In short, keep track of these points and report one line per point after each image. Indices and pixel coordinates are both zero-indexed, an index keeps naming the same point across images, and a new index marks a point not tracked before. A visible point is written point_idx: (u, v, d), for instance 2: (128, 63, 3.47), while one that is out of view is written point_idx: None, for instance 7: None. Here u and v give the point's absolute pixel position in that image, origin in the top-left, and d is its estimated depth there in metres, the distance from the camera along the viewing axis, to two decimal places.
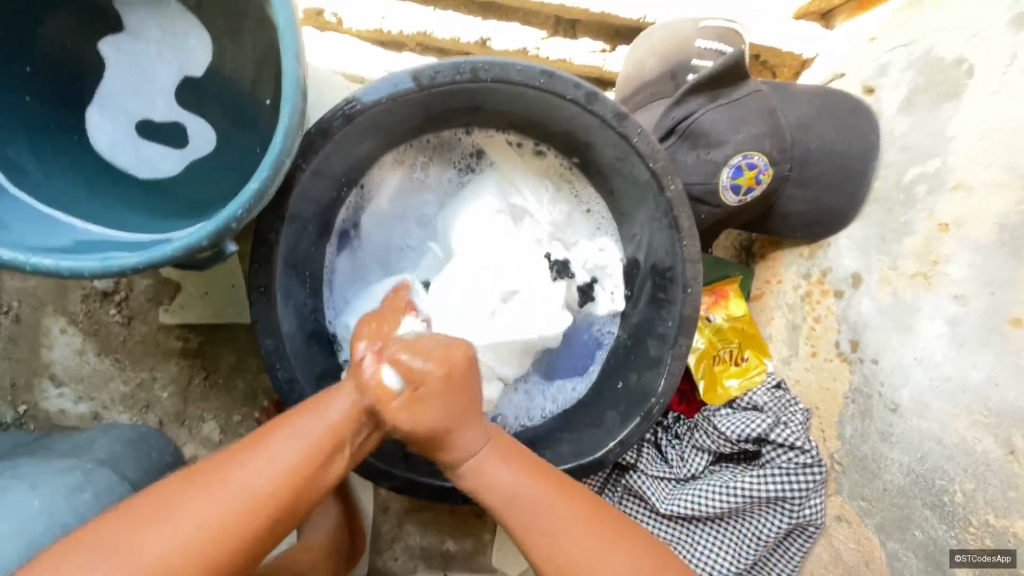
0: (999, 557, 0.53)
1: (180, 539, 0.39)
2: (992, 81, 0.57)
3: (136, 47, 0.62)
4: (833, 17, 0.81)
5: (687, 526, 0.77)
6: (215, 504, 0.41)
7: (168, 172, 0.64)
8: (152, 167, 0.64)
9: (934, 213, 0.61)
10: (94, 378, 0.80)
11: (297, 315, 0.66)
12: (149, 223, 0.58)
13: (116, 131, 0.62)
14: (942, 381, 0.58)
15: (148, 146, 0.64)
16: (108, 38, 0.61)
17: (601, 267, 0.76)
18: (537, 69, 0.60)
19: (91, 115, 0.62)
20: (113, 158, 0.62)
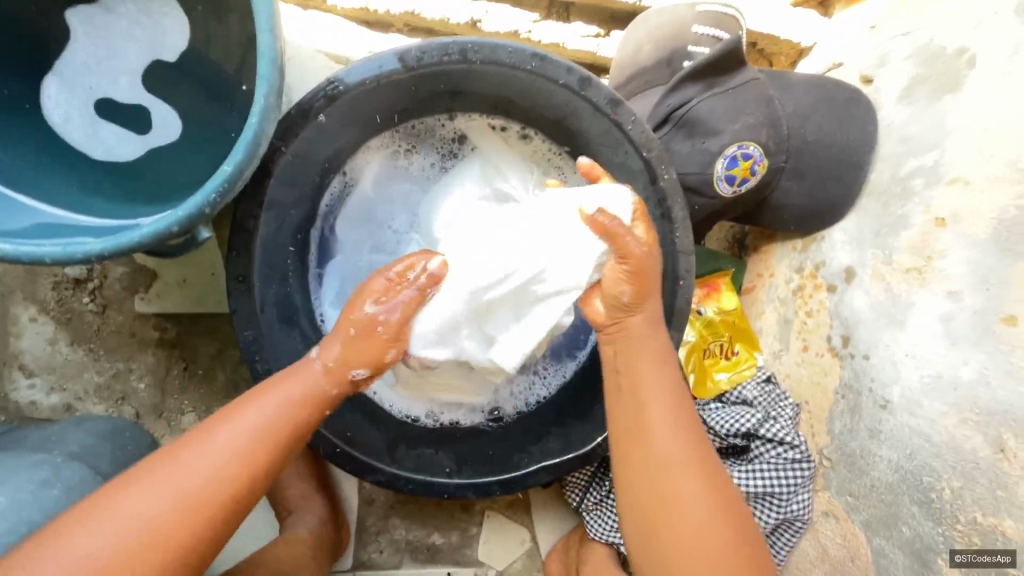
0: (999, 556, 0.51)
1: (141, 518, 0.43)
2: (994, 72, 0.56)
3: (107, 21, 0.59)
4: (832, 5, 0.79)
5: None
6: (162, 492, 0.44)
7: (133, 155, 0.61)
8: (107, 149, 0.60)
9: (931, 207, 0.60)
10: (66, 369, 0.77)
11: (278, 305, 0.64)
12: (111, 209, 0.55)
13: (75, 109, 0.59)
14: (933, 378, 0.58)
15: (111, 125, 0.60)
16: (75, 10, 0.58)
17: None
18: (528, 52, 0.58)
19: (48, 87, 0.58)
20: (67, 135, 0.58)
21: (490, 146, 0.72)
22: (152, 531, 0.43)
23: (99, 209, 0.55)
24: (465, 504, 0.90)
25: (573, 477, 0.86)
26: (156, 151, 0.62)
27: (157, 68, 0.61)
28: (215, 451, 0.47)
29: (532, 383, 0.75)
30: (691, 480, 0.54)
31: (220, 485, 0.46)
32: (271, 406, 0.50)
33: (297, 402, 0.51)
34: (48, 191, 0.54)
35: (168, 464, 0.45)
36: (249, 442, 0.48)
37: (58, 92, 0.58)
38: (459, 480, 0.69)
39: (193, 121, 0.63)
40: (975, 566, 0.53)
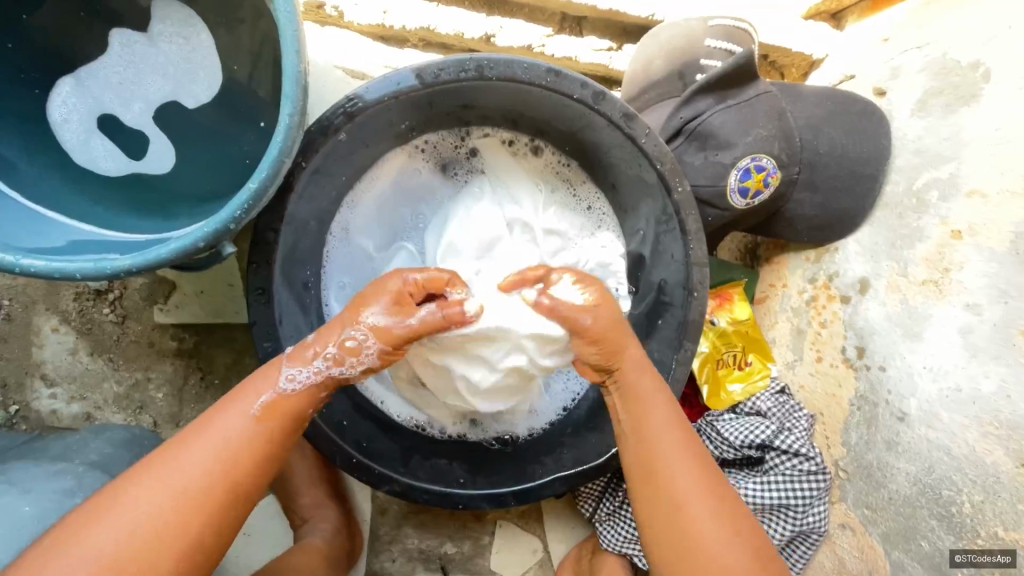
0: (1000, 558, 0.53)
1: (115, 540, 0.42)
2: (1008, 85, 0.55)
3: (135, 40, 0.60)
4: (843, 17, 0.79)
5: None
6: (151, 500, 0.44)
7: (118, 170, 0.60)
8: (89, 159, 0.58)
9: (946, 219, 0.60)
10: (86, 378, 0.78)
11: (297, 315, 0.65)
12: (137, 222, 0.56)
13: (83, 123, 0.59)
14: (951, 391, 0.57)
15: (119, 140, 0.60)
16: (119, 30, 0.60)
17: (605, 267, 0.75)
18: (544, 67, 0.59)
19: (63, 87, 0.58)
20: (58, 137, 0.58)
21: (499, 162, 0.74)
22: (116, 558, 0.42)
23: (125, 222, 0.56)
24: (478, 513, 0.90)
25: (586, 487, 0.87)
26: (180, 164, 0.62)
27: (182, 81, 0.61)
28: (177, 480, 0.45)
29: (564, 386, 0.76)
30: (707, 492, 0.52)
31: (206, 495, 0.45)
32: (239, 420, 0.48)
33: (262, 422, 0.49)
34: (76, 205, 0.55)
35: (128, 490, 0.44)
36: (223, 454, 0.47)
37: (85, 106, 0.59)
38: (473, 490, 0.69)
39: (214, 134, 0.63)
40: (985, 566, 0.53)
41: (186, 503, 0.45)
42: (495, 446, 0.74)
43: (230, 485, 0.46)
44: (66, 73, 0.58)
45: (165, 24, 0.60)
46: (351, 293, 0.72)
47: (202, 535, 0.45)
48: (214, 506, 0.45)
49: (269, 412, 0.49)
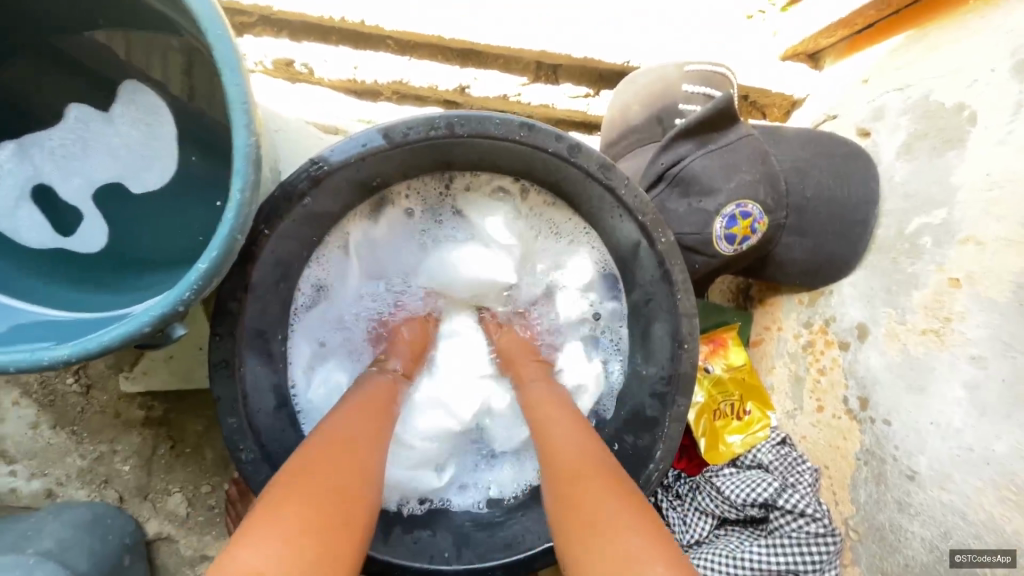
0: (999, 556, 0.50)
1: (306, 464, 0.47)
2: (997, 129, 0.52)
3: (89, 116, 0.55)
4: (821, 58, 0.77)
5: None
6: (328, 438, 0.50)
7: (46, 244, 0.53)
8: (15, 227, 0.52)
9: (943, 266, 0.57)
10: (47, 454, 0.74)
11: (266, 386, 0.62)
12: (74, 297, 0.51)
13: (13, 187, 0.52)
14: (963, 451, 0.54)
15: (58, 211, 0.54)
16: (77, 103, 0.55)
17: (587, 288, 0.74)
18: (516, 121, 0.57)
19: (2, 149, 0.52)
20: None
21: (483, 205, 0.71)
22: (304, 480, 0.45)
23: (58, 298, 0.50)
24: None
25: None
26: (134, 242, 0.57)
27: (138, 161, 0.56)
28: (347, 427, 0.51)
29: None
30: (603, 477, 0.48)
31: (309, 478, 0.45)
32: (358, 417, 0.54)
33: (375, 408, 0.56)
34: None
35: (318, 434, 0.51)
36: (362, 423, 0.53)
37: (23, 176, 0.53)
38: (457, 566, 0.63)
39: (172, 209, 0.58)
40: (974, 566, 0.51)
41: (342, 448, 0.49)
42: (483, 508, 0.72)
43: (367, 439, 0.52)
44: (10, 139, 0.53)
45: (128, 105, 0.56)
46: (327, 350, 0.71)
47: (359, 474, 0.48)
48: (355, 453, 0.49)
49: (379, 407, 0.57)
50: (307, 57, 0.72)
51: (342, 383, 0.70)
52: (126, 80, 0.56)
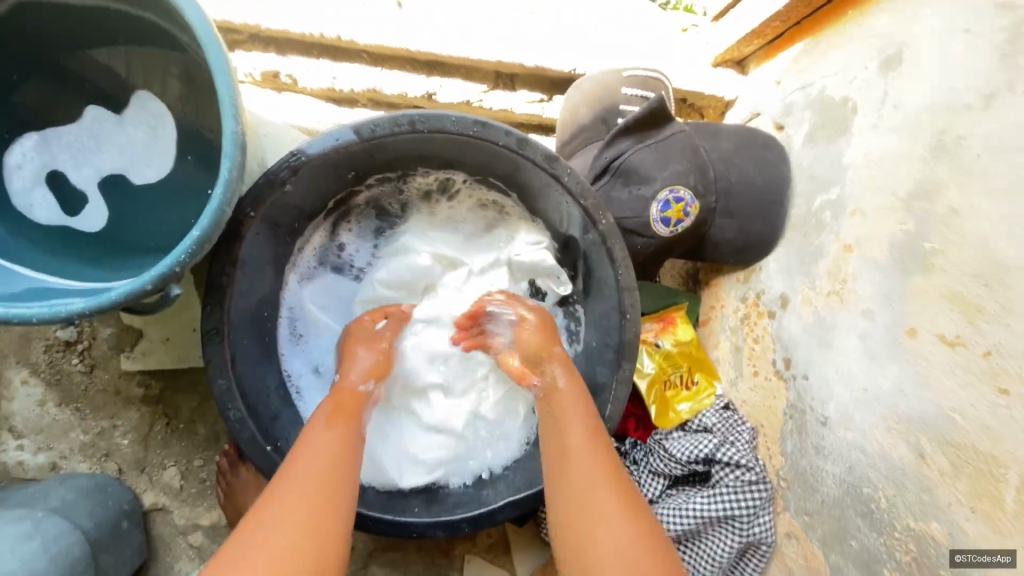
0: (999, 557, 0.46)
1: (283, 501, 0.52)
2: (871, 116, 0.62)
3: (105, 117, 0.63)
4: (746, 64, 0.87)
5: None
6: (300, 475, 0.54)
7: (57, 222, 0.61)
8: (33, 204, 0.61)
9: (840, 234, 0.66)
10: (52, 429, 0.81)
11: (252, 356, 0.70)
12: (87, 271, 0.59)
13: (32, 169, 0.61)
14: (860, 392, 0.62)
15: (67, 194, 0.62)
16: (94, 107, 0.63)
17: (533, 272, 0.81)
18: (470, 119, 0.66)
19: (28, 138, 0.61)
20: (5, 177, 0.60)
21: (423, 211, 0.81)
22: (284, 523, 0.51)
23: (71, 272, 0.59)
24: (446, 550, 0.96)
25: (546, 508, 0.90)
26: (134, 225, 0.64)
27: (139, 157, 0.64)
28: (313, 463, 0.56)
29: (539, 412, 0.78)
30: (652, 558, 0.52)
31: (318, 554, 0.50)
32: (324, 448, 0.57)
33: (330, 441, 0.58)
34: (16, 257, 0.58)
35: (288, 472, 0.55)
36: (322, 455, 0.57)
37: (41, 163, 0.61)
38: (427, 517, 0.71)
39: (167, 198, 0.65)
40: (974, 567, 0.48)
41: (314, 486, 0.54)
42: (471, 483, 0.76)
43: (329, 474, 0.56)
44: (35, 131, 0.61)
45: (140, 111, 0.64)
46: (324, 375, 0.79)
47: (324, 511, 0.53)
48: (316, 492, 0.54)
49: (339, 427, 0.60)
50: (291, 69, 0.81)
51: None
52: (138, 91, 0.63)
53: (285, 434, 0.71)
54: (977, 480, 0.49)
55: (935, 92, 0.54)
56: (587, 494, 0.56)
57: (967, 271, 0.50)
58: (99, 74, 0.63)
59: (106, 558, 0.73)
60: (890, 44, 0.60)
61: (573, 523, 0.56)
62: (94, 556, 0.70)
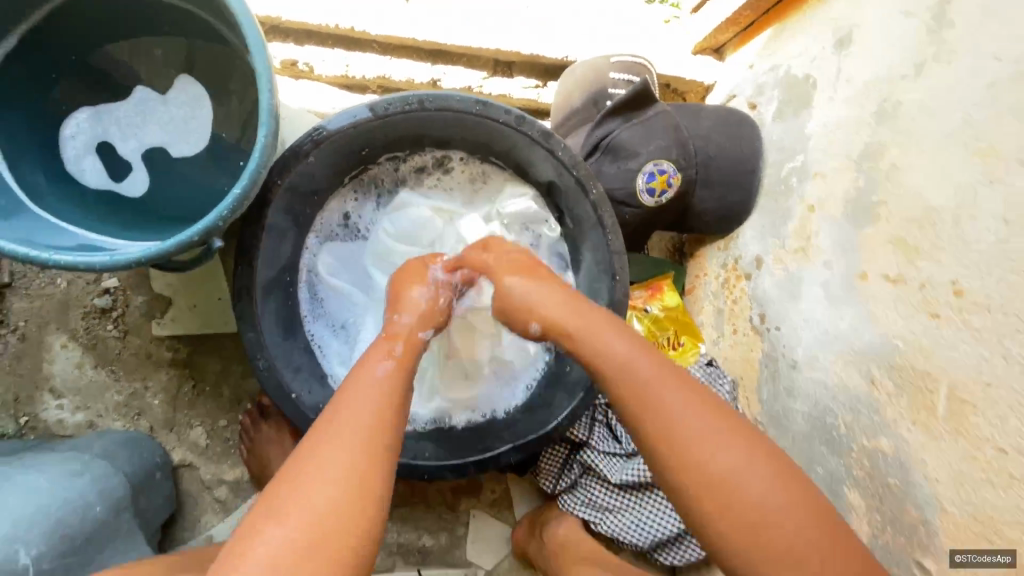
0: (999, 556, 0.48)
1: (330, 480, 0.47)
2: (828, 90, 0.70)
3: (150, 97, 0.70)
4: (723, 51, 0.95)
5: (636, 492, 0.88)
6: (336, 451, 0.49)
7: (106, 187, 0.69)
8: (86, 171, 0.69)
9: (804, 197, 0.74)
10: (90, 389, 0.88)
11: (277, 314, 0.77)
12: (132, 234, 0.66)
13: (85, 139, 0.69)
14: (823, 334, 0.69)
15: (114, 163, 0.70)
16: (142, 87, 0.70)
17: (528, 217, 0.87)
18: (472, 99, 0.74)
19: (82, 112, 0.69)
20: (63, 146, 0.68)
21: (417, 184, 0.89)
22: (325, 508, 0.46)
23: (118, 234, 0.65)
24: (451, 505, 1.03)
25: (547, 456, 0.95)
26: (173, 195, 0.71)
27: (179, 134, 0.71)
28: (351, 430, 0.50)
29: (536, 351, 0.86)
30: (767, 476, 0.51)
31: (347, 538, 0.46)
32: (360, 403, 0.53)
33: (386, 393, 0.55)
34: (68, 216, 0.65)
35: (316, 449, 0.49)
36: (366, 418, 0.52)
37: (93, 134, 0.69)
38: (439, 461, 0.78)
39: (201, 170, 0.71)
40: (975, 566, 0.50)
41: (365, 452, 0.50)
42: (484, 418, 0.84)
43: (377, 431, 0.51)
44: (89, 106, 0.69)
45: (181, 93, 0.71)
46: (344, 336, 0.87)
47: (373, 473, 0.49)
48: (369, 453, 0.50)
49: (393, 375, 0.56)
50: (308, 58, 0.89)
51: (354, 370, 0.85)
52: (185, 76, 0.70)
53: (307, 386, 0.78)
54: (916, 396, 0.57)
55: (879, 66, 0.62)
56: (696, 420, 0.53)
57: (906, 217, 0.58)
58: (145, 58, 0.70)
59: (144, 502, 0.79)
60: (843, 26, 0.69)
61: (683, 453, 0.52)
62: (135, 498, 0.77)
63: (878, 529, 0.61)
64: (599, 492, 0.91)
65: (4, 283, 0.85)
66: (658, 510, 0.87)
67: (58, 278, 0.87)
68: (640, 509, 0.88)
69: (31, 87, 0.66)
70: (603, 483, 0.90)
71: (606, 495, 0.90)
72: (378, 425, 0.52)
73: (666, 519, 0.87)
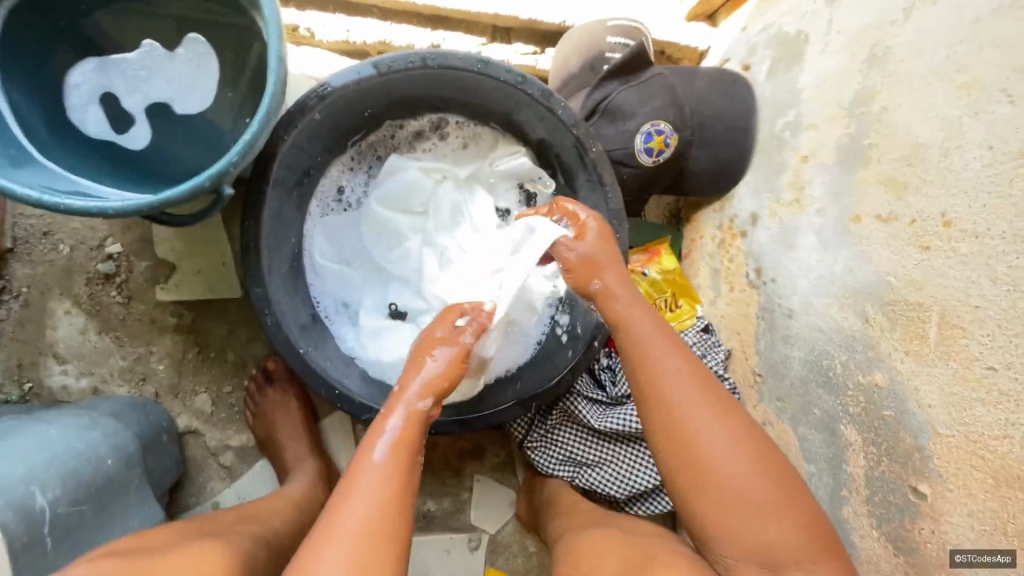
0: (999, 557, 0.50)
1: (364, 513, 0.53)
2: (819, 44, 0.72)
3: (157, 51, 0.70)
4: (716, 16, 0.97)
5: (613, 442, 0.93)
6: (369, 488, 0.54)
7: (111, 138, 0.70)
8: (91, 121, 0.69)
9: (798, 149, 0.76)
10: (93, 355, 0.88)
11: (283, 273, 0.78)
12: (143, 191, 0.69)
13: (90, 88, 0.69)
14: (818, 280, 0.71)
15: (119, 115, 0.70)
16: (151, 40, 0.69)
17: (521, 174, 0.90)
18: (474, 57, 0.75)
19: (88, 60, 0.69)
20: (68, 93, 0.69)
21: (410, 149, 0.90)
22: (365, 531, 0.52)
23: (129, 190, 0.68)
24: (457, 471, 1.05)
25: (516, 423, 0.97)
26: (178, 152, 0.72)
27: (184, 89, 0.71)
28: (375, 473, 0.55)
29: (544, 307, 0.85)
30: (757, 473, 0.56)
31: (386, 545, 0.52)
32: (378, 470, 0.56)
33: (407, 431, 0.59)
34: (81, 173, 0.67)
35: (355, 477, 0.55)
36: (393, 464, 0.56)
37: (98, 84, 0.69)
38: (444, 416, 0.81)
39: (206, 127, 0.72)
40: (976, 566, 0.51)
41: (392, 487, 0.55)
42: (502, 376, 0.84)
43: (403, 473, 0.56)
44: (95, 55, 0.69)
45: (189, 50, 0.70)
46: (349, 306, 0.88)
47: (402, 510, 0.54)
48: (393, 490, 0.55)
49: (410, 419, 0.60)
50: (309, 22, 0.90)
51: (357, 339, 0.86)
52: (190, 33, 0.70)
53: (314, 345, 0.79)
54: (908, 326, 0.59)
55: (869, 14, 0.65)
56: (698, 412, 0.58)
57: (896, 156, 0.60)
58: (148, 11, 0.70)
59: (152, 463, 0.80)
60: None
61: (678, 439, 0.58)
62: (144, 457, 0.77)
63: (874, 461, 0.63)
64: (577, 441, 0.94)
65: (5, 249, 0.85)
66: (631, 463, 0.92)
67: (60, 244, 0.87)
68: (616, 460, 0.92)
69: (34, 43, 0.67)
70: (583, 433, 0.93)
71: (584, 446, 0.93)
72: (402, 468, 0.56)
73: (637, 471, 0.92)
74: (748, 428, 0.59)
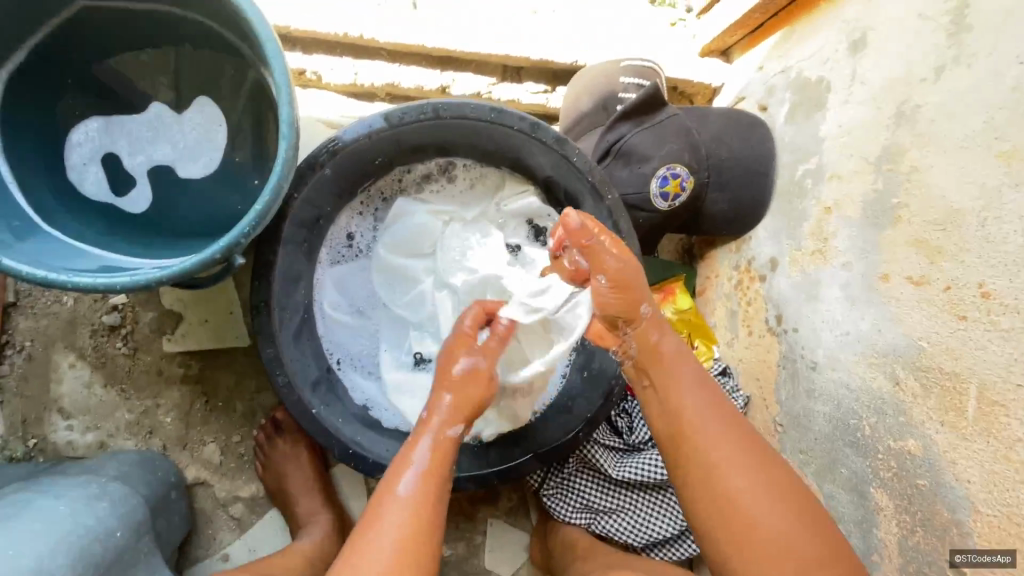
0: (1000, 556, 0.51)
1: (387, 545, 0.53)
2: (842, 93, 0.71)
3: (164, 116, 0.69)
4: (730, 53, 0.96)
5: (630, 490, 0.91)
6: (394, 517, 0.54)
7: (111, 201, 0.68)
8: (92, 182, 0.68)
9: (821, 199, 0.74)
10: (99, 409, 0.86)
11: (293, 329, 0.76)
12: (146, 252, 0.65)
13: (92, 148, 0.68)
14: (843, 336, 0.70)
15: (121, 177, 0.69)
16: (158, 103, 0.69)
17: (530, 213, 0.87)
18: (487, 106, 0.73)
19: (93, 120, 0.68)
20: (69, 152, 0.67)
21: (418, 191, 0.87)
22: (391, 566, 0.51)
23: (130, 253, 0.64)
24: (470, 515, 1.03)
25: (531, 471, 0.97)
26: (183, 214, 0.70)
27: (190, 153, 0.70)
28: (399, 505, 0.55)
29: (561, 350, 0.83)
30: (797, 523, 0.54)
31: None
32: (401, 506, 0.55)
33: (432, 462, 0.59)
34: (81, 236, 0.64)
35: (381, 510, 0.55)
36: (418, 495, 0.56)
37: (101, 144, 0.68)
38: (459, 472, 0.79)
39: (211, 189, 0.70)
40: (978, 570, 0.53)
41: (417, 520, 0.55)
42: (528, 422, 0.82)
43: (428, 506, 0.56)
44: (100, 115, 0.68)
45: (196, 113, 0.69)
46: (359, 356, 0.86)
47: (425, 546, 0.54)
48: (417, 521, 0.55)
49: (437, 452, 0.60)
50: (316, 66, 0.88)
51: (368, 389, 0.84)
52: (201, 96, 0.69)
53: (325, 401, 0.78)
54: (943, 396, 0.57)
55: (895, 70, 0.63)
56: (731, 450, 0.57)
57: (927, 219, 0.59)
58: (155, 68, 0.68)
59: (161, 523, 0.78)
60: (855, 30, 0.70)
61: (708, 479, 0.57)
62: (152, 520, 0.75)
63: (908, 530, 0.61)
64: (594, 489, 0.92)
65: (9, 303, 0.84)
66: (648, 511, 0.90)
67: (64, 296, 0.85)
68: (633, 509, 0.90)
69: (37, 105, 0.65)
70: (599, 480, 0.92)
71: (601, 493, 0.92)
72: (427, 499, 0.56)
73: (655, 521, 0.89)
74: (781, 471, 0.57)
